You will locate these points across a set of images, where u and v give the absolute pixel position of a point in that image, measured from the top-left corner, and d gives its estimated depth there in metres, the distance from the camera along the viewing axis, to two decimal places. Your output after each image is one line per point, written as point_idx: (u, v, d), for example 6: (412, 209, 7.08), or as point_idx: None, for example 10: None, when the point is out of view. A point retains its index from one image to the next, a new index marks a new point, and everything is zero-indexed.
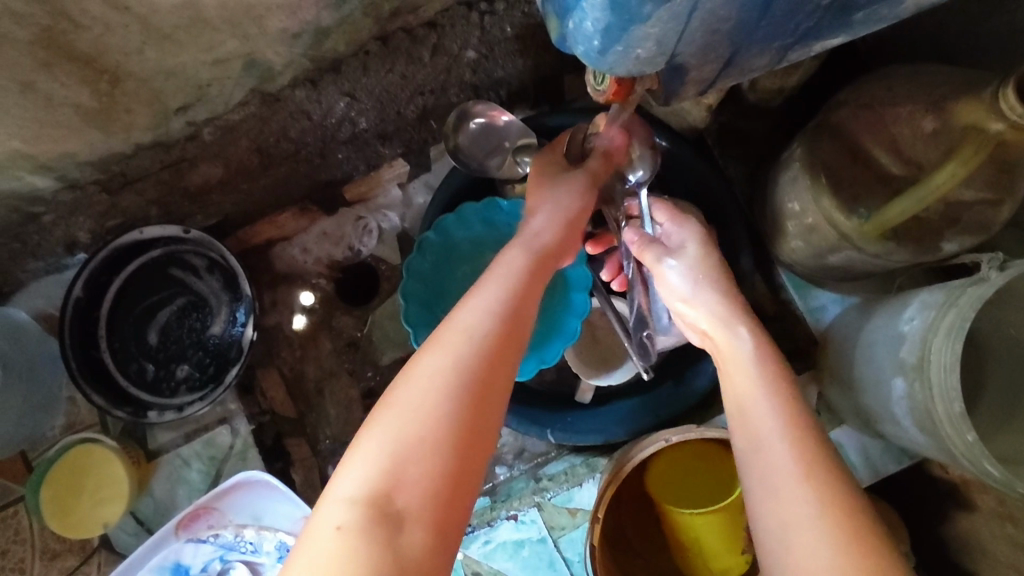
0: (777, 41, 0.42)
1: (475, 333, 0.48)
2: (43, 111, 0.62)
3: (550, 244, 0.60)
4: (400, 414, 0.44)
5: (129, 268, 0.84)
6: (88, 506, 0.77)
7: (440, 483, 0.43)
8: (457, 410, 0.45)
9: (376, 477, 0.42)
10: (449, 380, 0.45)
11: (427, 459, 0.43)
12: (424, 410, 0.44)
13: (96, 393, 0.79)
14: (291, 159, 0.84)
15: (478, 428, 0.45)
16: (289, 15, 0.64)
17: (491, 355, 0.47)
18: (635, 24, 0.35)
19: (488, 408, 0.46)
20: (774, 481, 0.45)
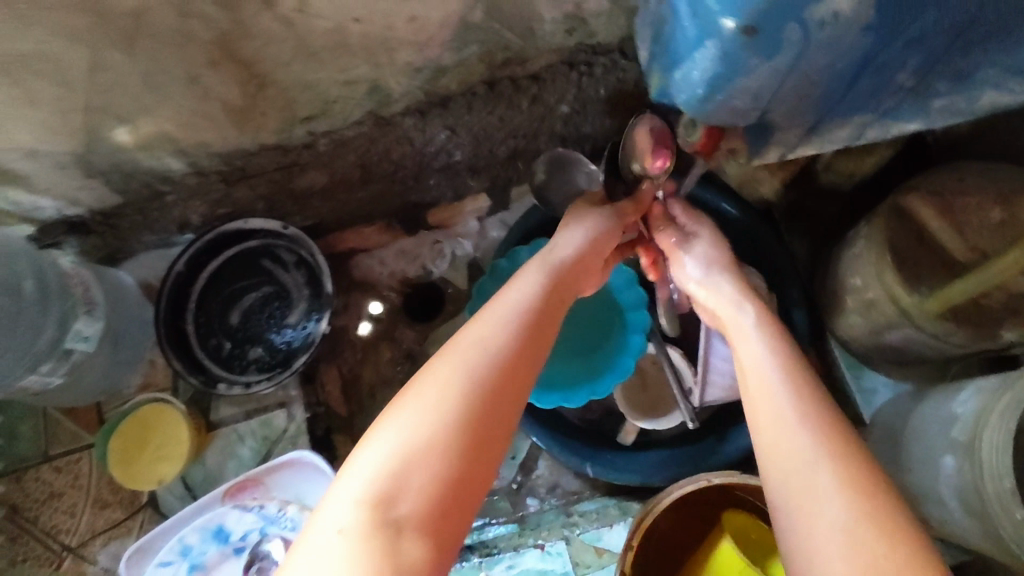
0: (859, 115, 0.47)
1: (484, 342, 0.47)
2: (197, 101, 0.71)
3: (572, 266, 0.59)
4: (402, 421, 0.42)
5: (228, 252, 0.93)
6: (147, 461, 0.82)
7: (441, 489, 0.41)
8: (460, 417, 0.43)
9: (374, 482, 0.40)
10: (458, 389, 0.44)
11: (429, 464, 0.41)
12: (429, 414, 0.43)
13: (177, 358, 0.86)
14: (388, 179, 0.92)
15: (481, 436, 0.43)
16: (417, 52, 0.73)
17: (502, 364, 0.46)
18: (738, 77, 0.41)
19: (494, 415, 0.44)
20: (808, 500, 0.41)
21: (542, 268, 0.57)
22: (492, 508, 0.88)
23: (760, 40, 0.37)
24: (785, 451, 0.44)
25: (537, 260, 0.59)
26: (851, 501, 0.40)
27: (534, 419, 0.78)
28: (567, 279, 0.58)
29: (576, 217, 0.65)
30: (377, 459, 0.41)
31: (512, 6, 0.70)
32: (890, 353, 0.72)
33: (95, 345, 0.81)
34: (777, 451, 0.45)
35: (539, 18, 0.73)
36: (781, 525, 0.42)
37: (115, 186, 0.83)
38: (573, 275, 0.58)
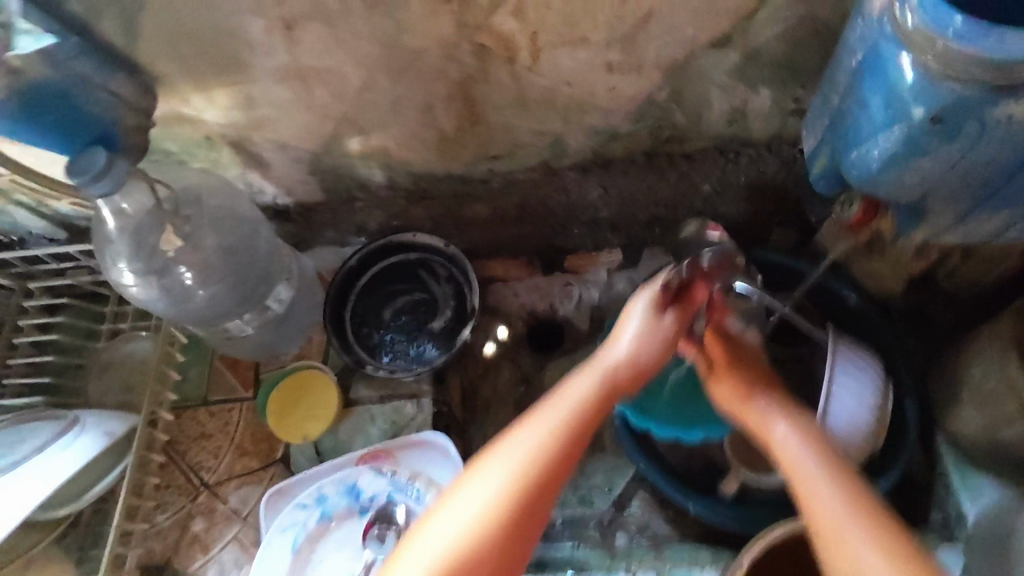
0: (1007, 212, 0.57)
1: (527, 448, 0.59)
2: (417, 127, 0.87)
3: (626, 365, 0.68)
4: (453, 517, 0.56)
5: (392, 257, 1.06)
6: (298, 419, 0.95)
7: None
8: (497, 519, 0.56)
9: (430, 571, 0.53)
10: (496, 493, 0.57)
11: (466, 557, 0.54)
12: (470, 516, 0.56)
13: (336, 337, 0.99)
14: (540, 221, 1.07)
15: (511, 531, 0.56)
16: (603, 117, 0.88)
17: (539, 473, 0.58)
18: (914, 158, 0.53)
19: (527, 515, 0.57)
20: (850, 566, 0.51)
21: (592, 376, 0.67)
22: (582, 533, 0.93)
23: (942, 127, 0.50)
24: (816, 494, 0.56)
25: (585, 367, 0.68)
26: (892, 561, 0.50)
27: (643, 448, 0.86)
28: (617, 390, 0.67)
29: (637, 316, 0.72)
30: (432, 548, 0.55)
31: (691, 92, 0.84)
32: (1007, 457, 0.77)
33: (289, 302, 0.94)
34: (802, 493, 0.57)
35: (709, 106, 0.87)
36: None
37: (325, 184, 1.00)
38: (621, 378, 0.67)
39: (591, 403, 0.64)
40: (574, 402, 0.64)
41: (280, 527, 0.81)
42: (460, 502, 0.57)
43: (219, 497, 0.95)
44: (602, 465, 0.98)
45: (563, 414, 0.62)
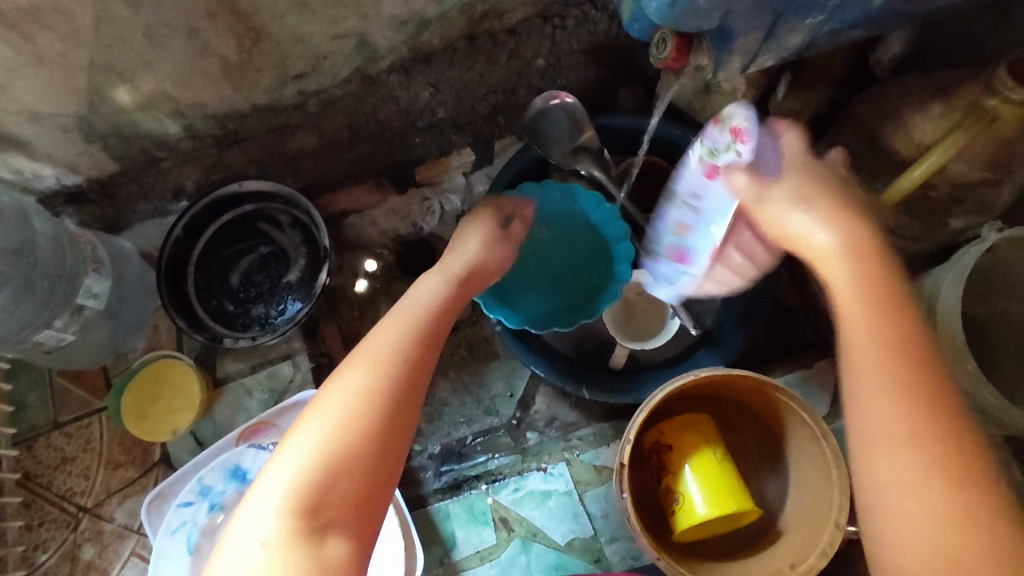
0: (810, 16, 0.54)
1: (407, 328, 0.59)
2: (197, 58, 0.75)
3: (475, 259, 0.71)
4: (337, 394, 0.52)
5: (226, 215, 0.95)
6: (160, 413, 0.84)
7: (360, 450, 0.50)
8: (382, 371, 0.54)
9: (305, 472, 0.48)
10: (367, 379, 0.53)
11: (357, 423, 0.51)
12: (340, 409, 0.51)
13: (180, 317, 0.89)
14: (376, 139, 0.97)
15: (398, 421, 0.53)
16: (403, 3, 0.78)
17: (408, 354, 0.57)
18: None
19: (406, 396, 0.54)
20: (874, 460, 0.46)
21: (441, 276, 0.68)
22: (495, 443, 0.92)
23: None
24: (906, 488, 0.45)
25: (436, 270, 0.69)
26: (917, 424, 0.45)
27: (525, 346, 0.82)
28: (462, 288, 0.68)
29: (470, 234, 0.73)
30: (318, 444, 0.49)
31: None
32: None
33: (106, 303, 0.82)
34: (868, 459, 0.47)
35: None
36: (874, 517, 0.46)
37: (113, 150, 0.86)
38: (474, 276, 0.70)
39: (441, 300, 0.64)
40: (429, 294, 0.65)
41: (169, 529, 0.77)
42: (352, 397, 0.52)
43: (102, 518, 0.87)
44: (499, 371, 0.96)
45: (431, 297, 0.64)
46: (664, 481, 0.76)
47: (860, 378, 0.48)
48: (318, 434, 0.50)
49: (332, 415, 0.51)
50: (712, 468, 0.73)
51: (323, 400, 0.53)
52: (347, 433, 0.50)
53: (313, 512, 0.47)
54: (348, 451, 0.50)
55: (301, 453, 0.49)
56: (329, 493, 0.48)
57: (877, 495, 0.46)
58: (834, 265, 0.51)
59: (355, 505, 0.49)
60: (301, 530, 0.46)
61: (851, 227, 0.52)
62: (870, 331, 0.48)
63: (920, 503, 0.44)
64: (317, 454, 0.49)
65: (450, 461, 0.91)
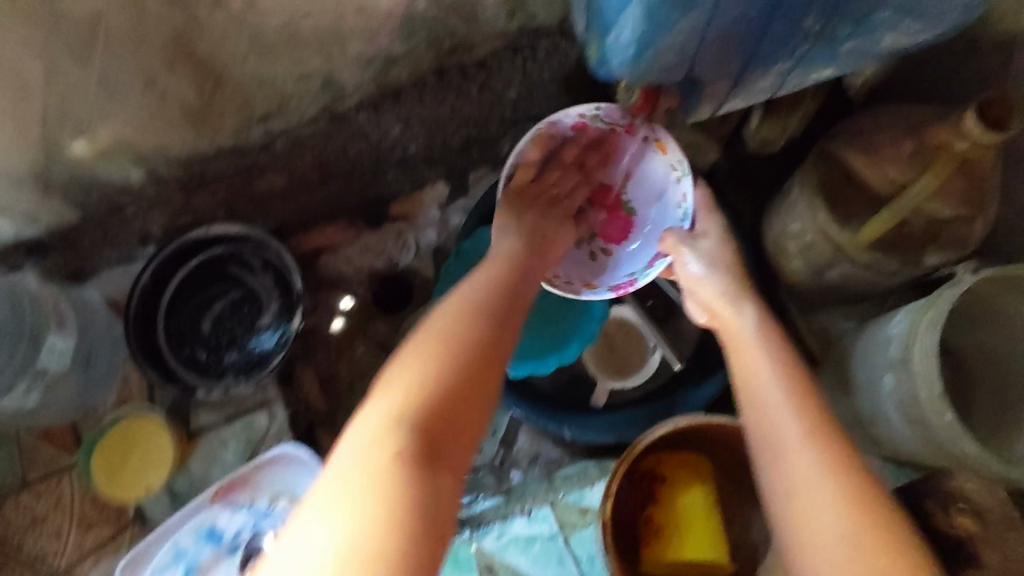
0: (778, 63, 0.52)
1: (497, 272, 0.63)
2: (156, 107, 0.70)
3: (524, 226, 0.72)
4: (438, 315, 0.57)
5: (195, 260, 0.92)
6: (133, 470, 0.85)
7: (464, 362, 0.53)
8: (480, 302, 0.59)
9: (416, 379, 0.51)
10: (465, 305, 0.58)
11: (459, 338, 0.55)
12: (442, 326, 0.56)
13: (151, 369, 0.87)
14: (347, 176, 0.94)
15: (495, 347, 0.56)
16: (368, 41, 0.73)
17: (500, 295, 0.61)
18: (662, 31, 0.45)
19: (501, 328, 0.58)
20: (797, 502, 0.51)
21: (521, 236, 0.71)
22: (478, 483, 0.91)
23: None
24: (820, 505, 0.50)
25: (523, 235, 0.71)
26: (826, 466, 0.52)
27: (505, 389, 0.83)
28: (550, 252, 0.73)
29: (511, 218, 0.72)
30: (433, 354, 0.53)
31: None
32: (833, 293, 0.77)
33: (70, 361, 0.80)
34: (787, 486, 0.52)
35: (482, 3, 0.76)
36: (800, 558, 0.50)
37: (72, 201, 0.82)
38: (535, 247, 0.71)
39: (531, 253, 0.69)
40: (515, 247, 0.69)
41: None
42: (453, 320, 0.56)
43: None
44: None
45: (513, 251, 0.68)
46: (646, 509, 0.75)
47: (769, 418, 0.56)
48: (413, 371, 0.52)
49: (422, 355, 0.53)
50: (702, 514, 0.74)
51: (432, 321, 0.57)
52: (448, 343, 0.54)
53: (416, 442, 0.48)
54: (452, 366, 0.53)
55: (410, 364, 0.53)
56: (435, 396, 0.51)
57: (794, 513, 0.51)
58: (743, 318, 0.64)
59: (456, 416, 0.51)
60: (411, 433, 0.48)
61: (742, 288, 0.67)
62: (773, 380, 0.58)
63: (834, 510, 0.49)
64: (423, 364, 0.52)
65: None
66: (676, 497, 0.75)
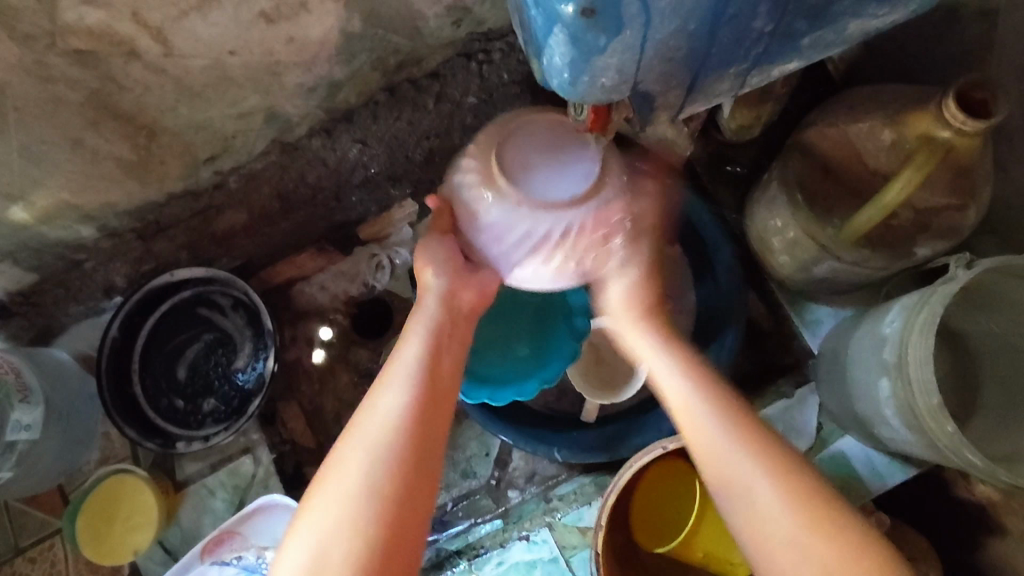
0: (733, 65, 0.47)
1: (408, 364, 0.57)
2: (89, 164, 0.69)
3: (462, 299, 0.65)
4: (351, 456, 0.50)
5: (162, 307, 0.90)
6: (120, 533, 0.84)
7: (379, 511, 0.48)
8: (400, 424, 0.52)
9: (319, 554, 0.46)
10: (380, 437, 0.51)
11: (378, 480, 0.49)
12: (364, 461, 0.50)
13: (129, 426, 0.85)
14: (309, 205, 0.89)
15: (412, 469, 0.51)
16: (305, 71, 0.71)
17: (418, 403, 0.54)
18: (595, 55, 0.40)
19: (421, 450, 0.52)
20: (725, 474, 0.52)
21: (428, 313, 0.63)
22: (476, 507, 0.88)
23: (601, 19, 0.37)
24: (771, 502, 0.50)
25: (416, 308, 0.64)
26: (721, 418, 0.54)
27: (492, 414, 0.81)
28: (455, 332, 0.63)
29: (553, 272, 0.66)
30: (343, 497, 0.48)
31: (390, 9, 0.69)
32: (823, 286, 0.72)
33: (40, 432, 0.80)
34: (730, 480, 0.52)
35: (421, 15, 0.72)
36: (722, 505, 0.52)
37: (28, 263, 0.80)
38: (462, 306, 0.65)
39: (434, 347, 0.60)
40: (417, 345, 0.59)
41: None
42: (357, 455, 0.50)
43: None
44: (471, 430, 0.91)
45: (418, 344, 0.59)
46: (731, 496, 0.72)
47: (710, 445, 0.53)
48: (320, 527, 0.48)
49: (340, 484, 0.49)
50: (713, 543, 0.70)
51: (343, 450, 0.51)
52: (354, 495, 0.49)
53: None
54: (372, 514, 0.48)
55: (330, 525, 0.47)
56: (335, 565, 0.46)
57: (735, 505, 0.51)
58: (639, 343, 0.63)
59: None
60: None
61: (653, 317, 0.64)
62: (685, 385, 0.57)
63: (765, 487, 0.50)
64: (332, 523, 0.47)
65: (431, 531, 0.86)
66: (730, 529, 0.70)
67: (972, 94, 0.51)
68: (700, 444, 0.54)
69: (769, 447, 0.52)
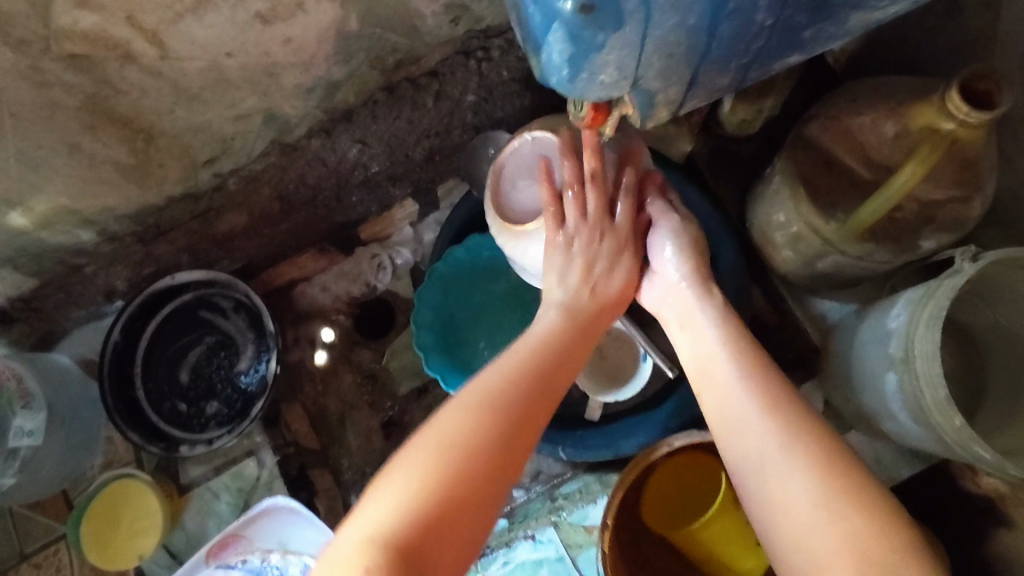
0: (734, 60, 0.47)
1: (537, 342, 0.59)
2: (87, 168, 0.68)
3: (612, 295, 0.65)
4: (466, 405, 0.51)
5: (164, 310, 0.89)
6: (124, 537, 0.84)
7: (478, 455, 0.48)
8: (518, 388, 0.53)
9: (413, 486, 0.45)
10: (495, 395, 0.52)
11: (486, 428, 0.49)
12: (479, 408, 0.51)
13: (132, 430, 0.85)
14: (309, 206, 0.89)
15: (515, 429, 0.51)
16: (303, 72, 0.71)
17: (538, 378, 0.55)
18: (594, 51, 0.40)
19: (526, 419, 0.52)
20: (758, 463, 0.49)
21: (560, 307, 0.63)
22: None
23: (600, 15, 0.37)
24: (800, 492, 0.46)
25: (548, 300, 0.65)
26: (760, 399, 0.52)
27: None
28: (586, 321, 0.63)
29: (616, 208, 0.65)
30: (452, 435, 0.48)
31: (387, 8, 0.68)
32: (827, 280, 0.72)
33: (43, 437, 0.80)
34: (759, 467, 0.49)
35: (418, 14, 0.71)
36: (748, 496, 0.49)
37: (28, 268, 0.80)
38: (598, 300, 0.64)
39: (559, 340, 0.60)
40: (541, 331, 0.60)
41: None
42: (477, 406, 0.51)
43: None
44: None
45: (544, 329, 0.61)
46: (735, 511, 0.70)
47: (745, 426, 0.51)
48: (423, 460, 0.47)
49: (429, 449, 0.47)
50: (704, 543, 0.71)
51: (464, 398, 0.52)
52: (461, 433, 0.49)
53: (402, 543, 0.43)
54: (470, 456, 0.48)
55: (432, 457, 0.47)
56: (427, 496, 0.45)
57: (771, 498, 0.47)
58: (690, 323, 0.61)
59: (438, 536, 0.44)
60: (395, 548, 0.43)
61: (711, 296, 0.62)
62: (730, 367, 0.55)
63: (802, 480, 0.46)
64: (434, 454, 0.47)
65: None
66: (741, 536, 0.69)
67: (975, 85, 0.51)
68: (738, 435, 0.51)
69: (814, 438, 0.48)
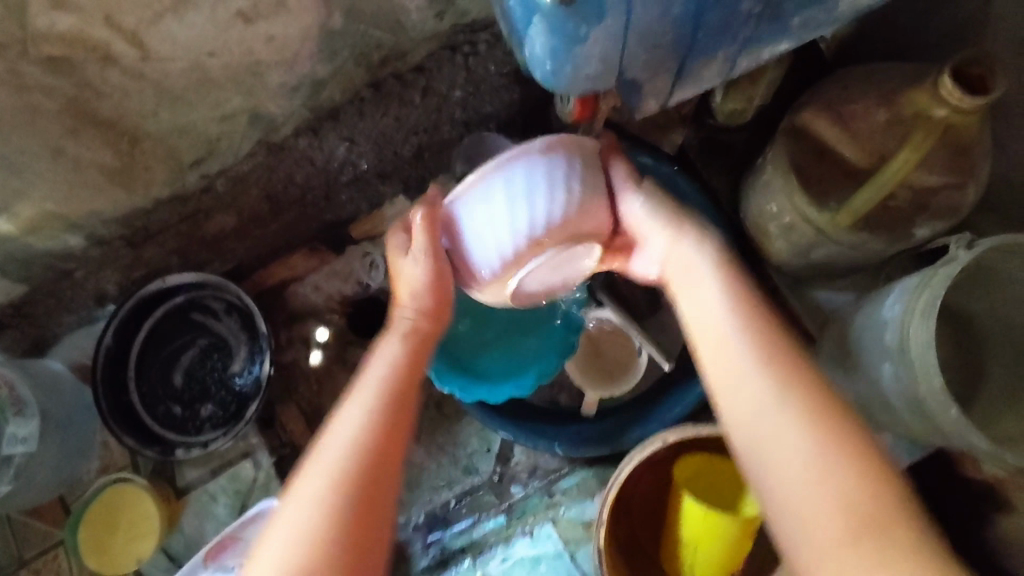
0: (721, 49, 0.46)
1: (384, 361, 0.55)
2: (72, 173, 0.68)
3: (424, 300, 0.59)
4: (330, 443, 0.49)
5: (155, 313, 0.89)
6: (122, 541, 0.84)
7: (348, 504, 0.46)
8: (374, 420, 0.50)
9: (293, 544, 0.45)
10: (360, 429, 0.50)
11: (347, 469, 0.47)
12: (338, 449, 0.48)
13: (126, 434, 0.84)
14: (299, 205, 0.88)
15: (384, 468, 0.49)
16: (287, 70, 0.69)
17: (395, 402, 0.52)
18: (577, 44, 0.39)
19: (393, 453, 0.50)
20: (764, 436, 0.46)
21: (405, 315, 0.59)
22: (479, 504, 0.87)
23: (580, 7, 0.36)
24: (808, 465, 0.43)
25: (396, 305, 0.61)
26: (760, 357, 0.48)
27: (489, 409, 0.80)
28: (426, 334, 0.59)
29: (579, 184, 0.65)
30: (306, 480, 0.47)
31: (371, 4, 0.68)
32: (820, 270, 0.71)
33: (36, 445, 0.79)
34: (754, 441, 0.46)
35: (403, 8, 0.70)
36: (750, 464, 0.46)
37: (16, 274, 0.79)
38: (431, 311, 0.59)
39: (408, 366, 0.55)
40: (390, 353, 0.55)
41: None
42: (330, 446, 0.48)
43: None
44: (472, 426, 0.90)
45: (388, 360, 0.55)
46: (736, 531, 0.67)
47: (734, 376, 0.48)
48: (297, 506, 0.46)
49: (322, 468, 0.48)
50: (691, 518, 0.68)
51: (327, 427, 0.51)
52: (317, 480, 0.47)
53: None
54: (340, 505, 0.46)
55: (307, 508, 0.46)
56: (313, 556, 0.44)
57: (776, 475, 0.44)
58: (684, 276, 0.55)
59: None
60: None
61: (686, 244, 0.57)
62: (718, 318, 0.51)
63: (806, 455, 0.44)
64: (301, 500, 0.46)
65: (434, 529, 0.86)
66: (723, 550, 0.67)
67: (969, 70, 0.50)
68: (734, 394, 0.48)
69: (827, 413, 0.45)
